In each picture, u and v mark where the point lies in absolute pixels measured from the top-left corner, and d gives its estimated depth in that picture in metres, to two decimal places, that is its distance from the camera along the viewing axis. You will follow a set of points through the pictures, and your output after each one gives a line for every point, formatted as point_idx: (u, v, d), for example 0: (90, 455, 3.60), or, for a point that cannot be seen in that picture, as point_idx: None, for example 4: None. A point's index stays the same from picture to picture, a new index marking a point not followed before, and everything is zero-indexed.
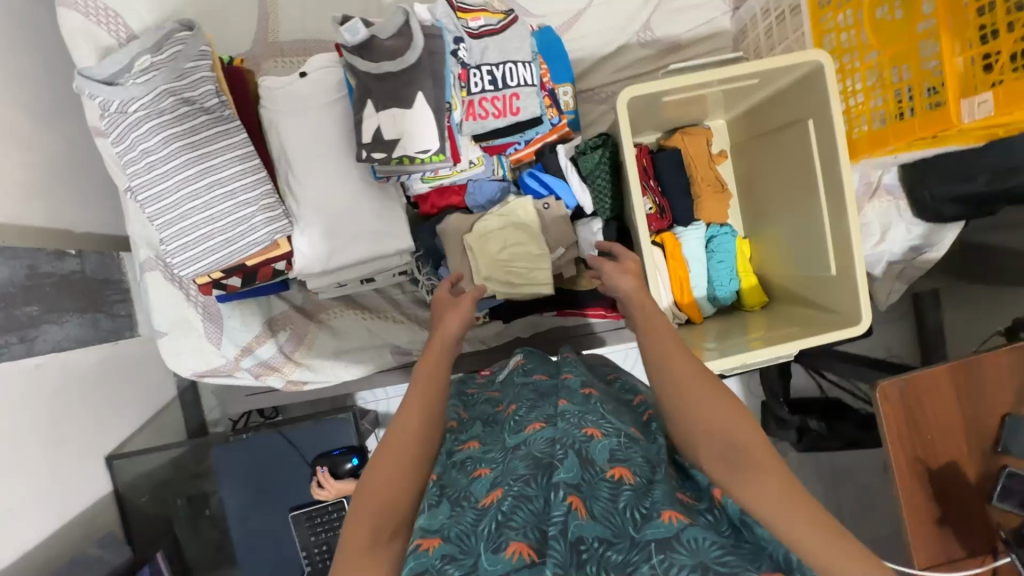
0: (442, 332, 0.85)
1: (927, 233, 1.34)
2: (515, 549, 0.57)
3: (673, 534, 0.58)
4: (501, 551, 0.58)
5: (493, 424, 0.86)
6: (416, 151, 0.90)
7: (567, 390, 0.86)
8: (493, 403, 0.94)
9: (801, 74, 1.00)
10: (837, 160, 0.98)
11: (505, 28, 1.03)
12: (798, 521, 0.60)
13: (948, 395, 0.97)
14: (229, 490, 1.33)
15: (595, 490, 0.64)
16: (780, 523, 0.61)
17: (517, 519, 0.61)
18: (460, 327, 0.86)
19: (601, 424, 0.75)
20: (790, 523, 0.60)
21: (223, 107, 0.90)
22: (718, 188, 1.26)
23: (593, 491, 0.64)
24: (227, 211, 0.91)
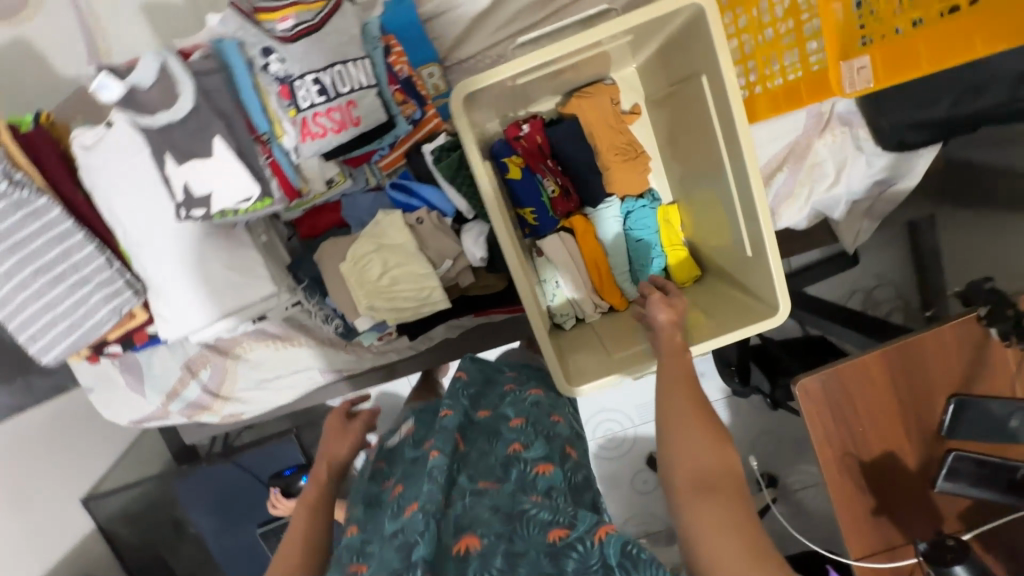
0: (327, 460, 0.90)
1: (894, 163, 1.13)
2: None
3: None
4: None
5: (376, 506, 0.77)
6: (235, 203, 0.80)
7: (441, 434, 0.77)
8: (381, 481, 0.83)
9: (684, 18, 0.81)
10: (734, 124, 0.80)
11: (323, 22, 0.85)
12: (715, 532, 0.62)
13: (880, 383, 0.85)
14: (198, 514, 1.40)
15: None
16: (697, 531, 0.63)
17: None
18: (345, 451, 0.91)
19: (458, 491, 0.69)
20: (705, 534, 0.62)
21: (21, 187, 0.82)
22: (630, 155, 1.09)
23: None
24: (62, 296, 0.86)
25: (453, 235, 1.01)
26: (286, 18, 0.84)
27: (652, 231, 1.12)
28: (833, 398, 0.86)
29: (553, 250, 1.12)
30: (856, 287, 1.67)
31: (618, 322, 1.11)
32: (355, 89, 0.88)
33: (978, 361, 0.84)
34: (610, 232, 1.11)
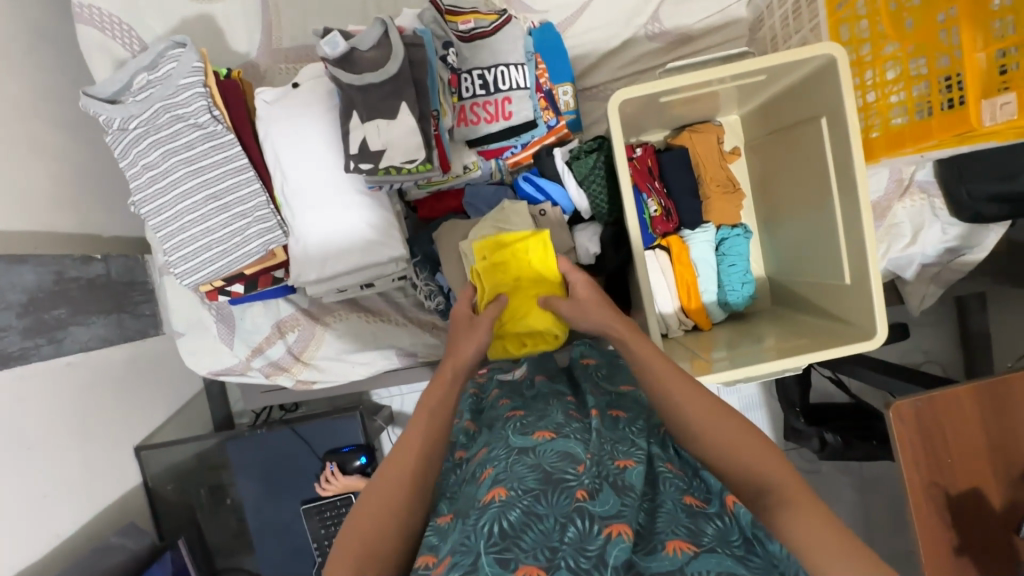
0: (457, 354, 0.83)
1: (966, 234, 1.23)
2: (525, 573, 0.54)
3: (678, 566, 0.55)
4: (510, 571, 0.55)
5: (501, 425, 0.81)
6: (402, 162, 0.90)
7: (597, 403, 0.82)
8: (503, 409, 0.87)
9: (811, 70, 0.94)
10: (851, 159, 0.90)
11: (495, 31, 0.99)
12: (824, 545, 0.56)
13: (970, 417, 0.89)
14: (245, 481, 1.40)
15: (617, 506, 0.60)
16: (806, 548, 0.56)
17: (526, 540, 0.57)
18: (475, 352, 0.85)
19: (632, 453, 0.70)
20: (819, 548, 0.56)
21: (215, 122, 0.92)
22: (727, 189, 1.20)
23: (611, 503, 0.60)
24: (223, 224, 0.95)
25: (568, 231, 1.08)
26: (468, 22, 1.00)
27: (741, 256, 1.21)
28: (924, 423, 0.90)
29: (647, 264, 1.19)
30: (905, 361, 1.72)
31: (701, 340, 1.17)
32: (513, 87, 1.00)
33: None
34: (702, 256, 1.20)
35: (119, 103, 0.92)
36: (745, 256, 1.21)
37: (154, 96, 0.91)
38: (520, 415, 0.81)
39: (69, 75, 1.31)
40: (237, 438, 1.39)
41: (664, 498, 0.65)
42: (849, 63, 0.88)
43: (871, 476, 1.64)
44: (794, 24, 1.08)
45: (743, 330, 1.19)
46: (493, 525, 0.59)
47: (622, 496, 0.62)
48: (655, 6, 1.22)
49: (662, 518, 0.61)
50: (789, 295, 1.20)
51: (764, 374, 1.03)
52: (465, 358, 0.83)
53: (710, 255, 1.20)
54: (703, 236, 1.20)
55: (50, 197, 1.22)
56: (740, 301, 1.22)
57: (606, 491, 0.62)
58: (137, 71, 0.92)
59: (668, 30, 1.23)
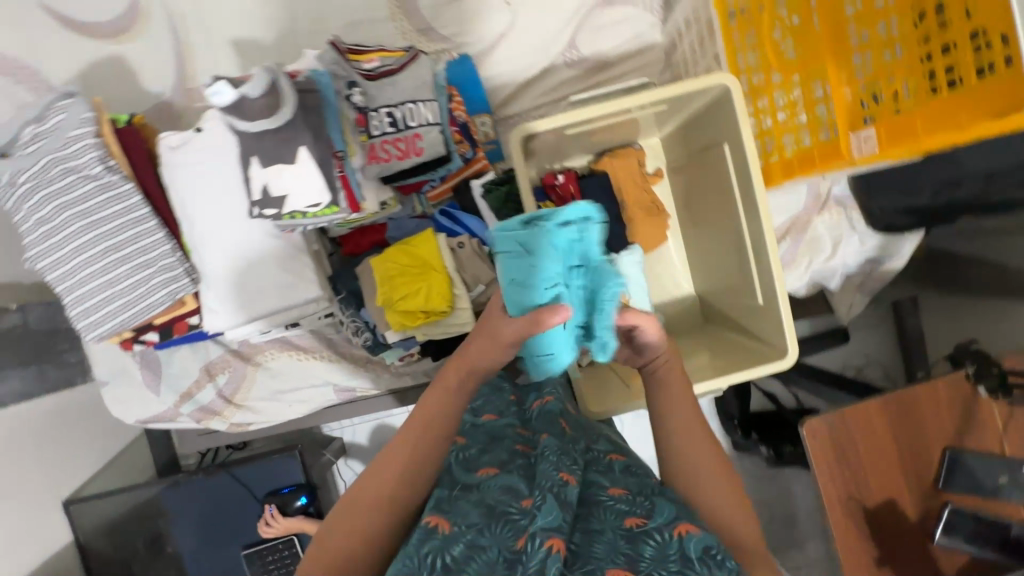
0: None
1: (884, 244, 1.27)
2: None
3: None
4: None
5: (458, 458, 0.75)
6: (306, 206, 0.89)
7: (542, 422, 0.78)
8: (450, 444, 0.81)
9: (711, 98, 0.95)
10: (752, 187, 0.92)
11: (402, 68, 1.00)
12: None
13: (881, 431, 0.92)
14: (182, 530, 1.35)
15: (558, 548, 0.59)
16: None
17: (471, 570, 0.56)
18: None
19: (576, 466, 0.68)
20: None
21: (111, 173, 0.90)
22: (651, 211, 1.22)
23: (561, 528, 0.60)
24: (125, 275, 0.92)
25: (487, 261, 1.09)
26: (372, 60, 1.00)
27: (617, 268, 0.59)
28: (837, 439, 0.92)
29: None
30: (847, 364, 1.75)
31: None
32: (422, 124, 1.00)
33: (968, 420, 0.92)
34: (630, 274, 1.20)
35: (6, 157, 0.88)
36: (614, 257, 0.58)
37: (43, 148, 0.87)
38: (463, 445, 0.78)
39: None
40: (172, 486, 1.35)
41: (604, 523, 0.62)
42: (741, 92, 0.90)
43: None
44: (701, 48, 1.11)
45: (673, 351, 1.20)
46: (438, 556, 0.58)
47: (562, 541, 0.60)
48: (571, 33, 1.24)
49: (601, 544, 0.59)
50: (715, 312, 1.21)
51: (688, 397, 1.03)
52: None
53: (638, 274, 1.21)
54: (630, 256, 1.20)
55: None
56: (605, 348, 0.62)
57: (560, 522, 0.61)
58: (24, 123, 0.89)
59: (586, 56, 1.24)
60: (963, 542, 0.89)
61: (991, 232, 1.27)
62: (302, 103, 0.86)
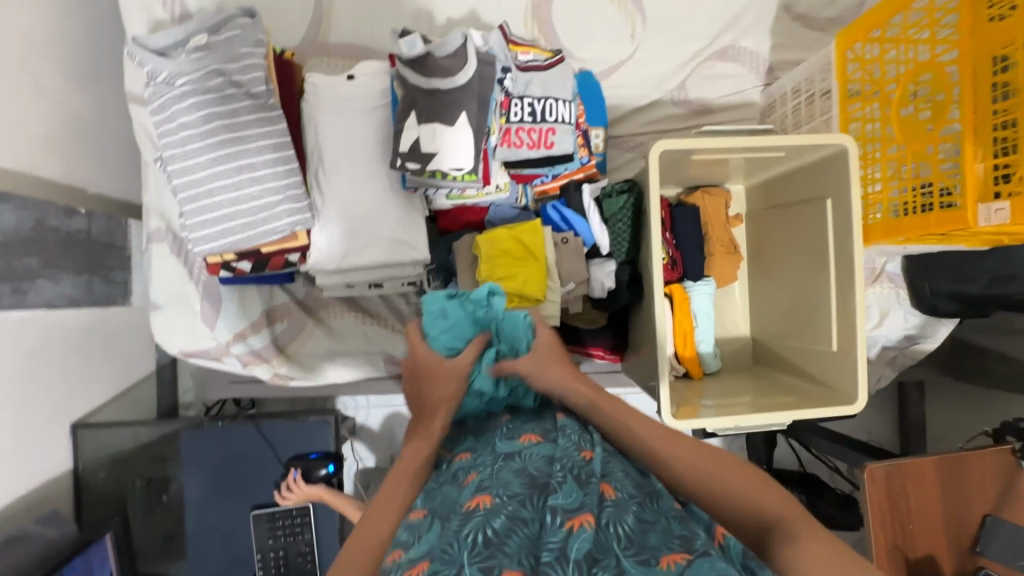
0: None
1: (923, 324, 1.38)
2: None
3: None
4: None
5: (484, 433, 0.77)
6: (449, 168, 0.92)
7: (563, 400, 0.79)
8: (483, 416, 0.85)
9: (824, 154, 1.05)
10: (851, 241, 1.01)
11: (550, 66, 1.07)
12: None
13: (933, 487, 0.98)
14: (192, 478, 1.28)
15: (601, 537, 0.55)
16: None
17: (511, 545, 0.54)
18: None
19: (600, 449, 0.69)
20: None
21: (269, 95, 0.91)
22: (729, 249, 1.29)
23: (610, 519, 0.57)
24: (253, 196, 0.92)
25: (585, 263, 1.12)
26: (527, 53, 1.07)
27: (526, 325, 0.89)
28: (892, 488, 0.97)
29: None
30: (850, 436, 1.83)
31: (691, 387, 1.22)
32: (559, 120, 1.06)
33: (1009, 492, 0.99)
34: (701, 307, 1.27)
35: (169, 58, 0.89)
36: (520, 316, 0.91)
37: (210, 58, 0.89)
38: (509, 418, 0.79)
39: (90, 19, 1.26)
40: (195, 428, 1.29)
41: (658, 515, 0.60)
42: (857, 155, 0.99)
43: None
44: (805, 113, 1.23)
45: (729, 384, 1.26)
46: (477, 533, 0.55)
47: (610, 530, 0.56)
48: (682, 77, 1.34)
49: (654, 530, 0.57)
50: (773, 356, 1.28)
51: (751, 426, 1.08)
52: None
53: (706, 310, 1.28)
54: (704, 290, 1.27)
55: (44, 140, 1.14)
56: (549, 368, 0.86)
57: (604, 506, 0.59)
58: (195, 30, 0.90)
59: (691, 99, 1.35)
60: None
61: (1014, 332, 1.39)
62: (479, 73, 0.92)
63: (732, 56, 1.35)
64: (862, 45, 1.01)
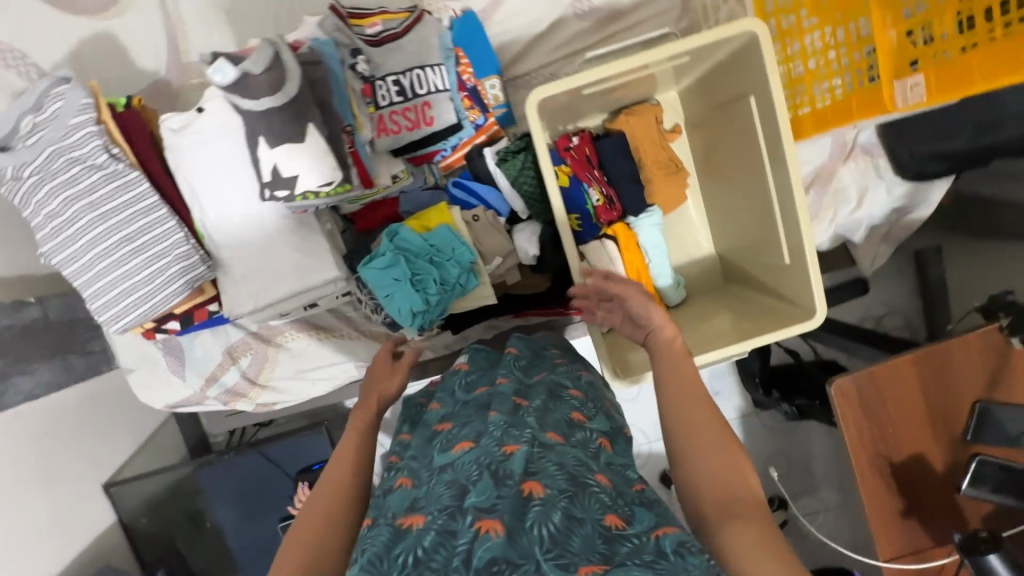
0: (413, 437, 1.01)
1: (912, 192, 1.22)
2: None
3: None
4: None
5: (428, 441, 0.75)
6: (319, 185, 0.86)
7: (497, 398, 0.75)
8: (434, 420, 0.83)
9: (737, 45, 0.90)
10: (780, 141, 0.88)
11: (406, 31, 0.94)
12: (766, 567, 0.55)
13: (910, 386, 0.91)
14: (221, 507, 1.40)
15: (521, 539, 0.54)
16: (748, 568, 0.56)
17: (436, 561, 0.53)
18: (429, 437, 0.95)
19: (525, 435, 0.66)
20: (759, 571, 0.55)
21: (115, 161, 0.87)
22: (670, 169, 1.17)
23: (534, 520, 0.55)
24: (141, 266, 0.91)
25: (505, 234, 1.06)
26: (374, 24, 0.94)
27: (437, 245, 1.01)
28: (865, 400, 0.91)
29: (596, 255, 1.17)
30: (867, 314, 1.66)
31: None
32: (432, 91, 0.96)
33: (999, 373, 0.90)
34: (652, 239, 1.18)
35: (9, 151, 0.86)
36: (425, 240, 1.01)
37: (43, 140, 0.84)
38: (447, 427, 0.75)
39: None
40: (207, 465, 1.38)
41: (587, 509, 0.59)
42: (770, 39, 0.84)
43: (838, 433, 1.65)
44: None
45: (694, 311, 1.21)
46: (406, 556, 0.55)
47: (533, 533, 0.54)
48: None
49: (579, 534, 0.56)
50: (737, 271, 1.20)
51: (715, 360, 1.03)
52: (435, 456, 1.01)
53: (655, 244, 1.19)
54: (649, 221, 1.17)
55: None
56: (474, 255, 1.03)
57: (529, 509, 0.57)
58: (20, 113, 0.85)
59: (597, 6, 1.17)
60: (990, 492, 0.88)
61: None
62: (307, 77, 0.82)
63: None
64: None
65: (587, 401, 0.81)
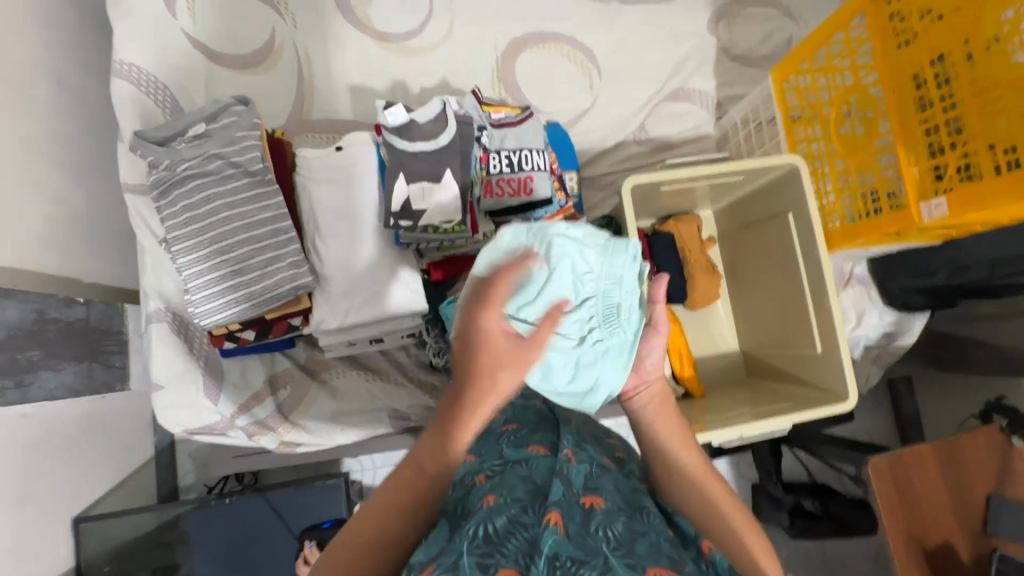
0: None
1: (899, 321, 1.45)
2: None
3: None
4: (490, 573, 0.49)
5: (486, 434, 0.78)
6: (439, 221, 0.99)
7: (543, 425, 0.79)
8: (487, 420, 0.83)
9: (776, 175, 1.15)
10: (816, 249, 1.09)
11: (521, 121, 1.16)
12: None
13: (934, 470, 1.02)
14: (201, 558, 1.28)
15: (587, 540, 0.53)
16: None
17: (509, 546, 0.52)
18: None
19: (578, 450, 0.71)
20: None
21: (265, 172, 0.98)
22: (709, 271, 1.36)
23: (597, 525, 0.56)
24: (255, 267, 0.97)
25: None
26: (499, 112, 1.16)
27: None
28: (899, 481, 1.00)
29: None
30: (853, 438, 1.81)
31: (692, 405, 1.28)
32: (536, 168, 1.13)
33: (1004, 468, 1.03)
34: (604, 265, 0.86)
35: (171, 148, 0.96)
36: None
37: (209, 144, 0.95)
38: (514, 427, 0.77)
39: (84, 121, 1.33)
40: (199, 508, 1.28)
41: (648, 528, 0.59)
42: (808, 172, 1.09)
43: (833, 557, 1.70)
44: (756, 140, 1.33)
45: (727, 396, 1.34)
46: (479, 529, 0.54)
47: (598, 534, 0.55)
48: (642, 118, 1.46)
49: (643, 540, 0.56)
50: (766, 367, 1.33)
51: (753, 435, 1.12)
52: None
53: (577, 271, 0.83)
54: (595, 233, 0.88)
55: (42, 236, 1.17)
56: None
57: (593, 515, 0.58)
58: (194, 121, 0.98)
59: (653, 137, 1.46)
60: None
61: (984, 318, 1.47)
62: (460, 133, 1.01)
63: (683, 95, 1.48)
64: (796, 76, 1.13)
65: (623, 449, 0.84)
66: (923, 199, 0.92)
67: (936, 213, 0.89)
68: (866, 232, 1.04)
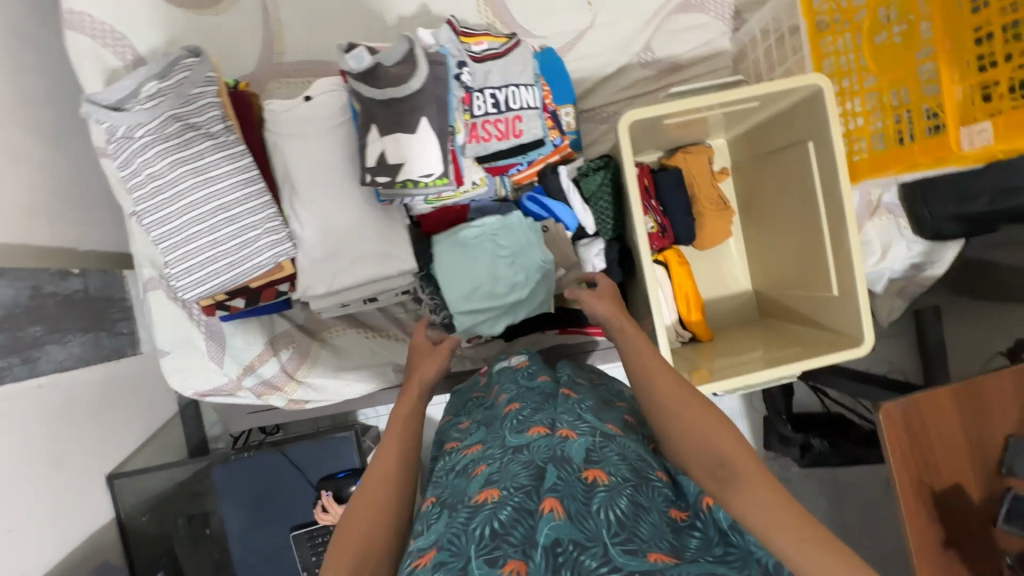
0: (418, 376, 0.86)
1: (928, 251, 1.33)
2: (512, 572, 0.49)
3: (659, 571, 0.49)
4: (497, 567, 0.49)
5: (493, 422, 0.81)
6: (420, 175, 0.91)
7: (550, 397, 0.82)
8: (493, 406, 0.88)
9: (798, 97, 1.01)
10: (837, 181, 0.98)
11: (507, 52, 1.04)
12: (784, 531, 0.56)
13: (951, 412, 0.97)
14: (230, 510, 1.34)
15: (588, 524, 0.54)
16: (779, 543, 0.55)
17: (516, 535, 0.52)
18: (437, 372, 0.88)
19: (577, 424, 0.69)
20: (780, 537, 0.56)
21: (227, 132, 0.92)
22: (719, 206, 1.27)
23: (600, 505, 0.56)
24: (231, 235, 0.92)
25: (571, 247, 1.13)
26: (480, 43, 1.04)
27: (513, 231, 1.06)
28: (911, 424, 0.96)
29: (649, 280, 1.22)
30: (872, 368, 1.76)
31: (699, 350, 1.24)
32: (524, 107, 1.04)
33: None
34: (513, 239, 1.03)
35: (123, 111, 0.89)
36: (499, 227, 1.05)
37: (162, 104, 0.89)
38: (517, 409, 0.79)
39: (50, 80, 1.26)
40: (224, 462, 1.34)
41: (652, 504, 0.59)
42: (834, 93, 0.96)
43: (844, 484, 1.72)
44: (777, 54, 1.17)
45: (736, 338, 1.29)
46: (485, 528, 0.53)
47: (599, 517, 0.55)
48: (648, 36, 1.30)
49: (645, 524, 0.56)
50: (780, 307, 1.26)
51: (763, 382, 1.08)
52: (426, 377, 0.86)
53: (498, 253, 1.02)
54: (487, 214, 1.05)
55: (27, 208, 1.14)
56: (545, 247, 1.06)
57: (595, 492, 0.57)
58: (143, 78, 0.90)
59: (660, 58, 1.31)
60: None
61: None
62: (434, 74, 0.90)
63: (695, 5, 1.30)
64: None
65: (631, 411, 0.84)
66: (965, 123, 0.80)
67: (978, 140, 0.77)
68: (895, 162, 0.93)
